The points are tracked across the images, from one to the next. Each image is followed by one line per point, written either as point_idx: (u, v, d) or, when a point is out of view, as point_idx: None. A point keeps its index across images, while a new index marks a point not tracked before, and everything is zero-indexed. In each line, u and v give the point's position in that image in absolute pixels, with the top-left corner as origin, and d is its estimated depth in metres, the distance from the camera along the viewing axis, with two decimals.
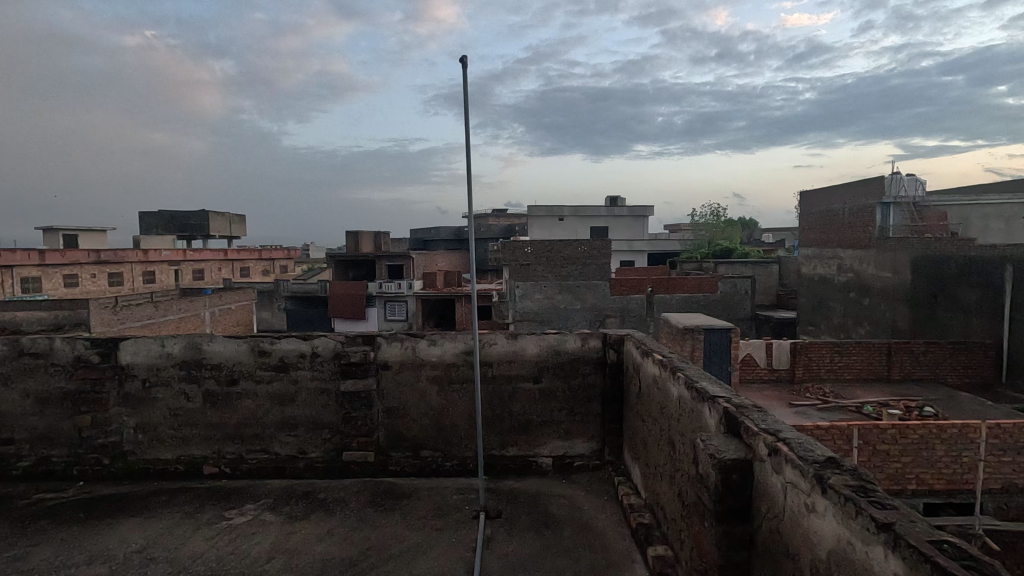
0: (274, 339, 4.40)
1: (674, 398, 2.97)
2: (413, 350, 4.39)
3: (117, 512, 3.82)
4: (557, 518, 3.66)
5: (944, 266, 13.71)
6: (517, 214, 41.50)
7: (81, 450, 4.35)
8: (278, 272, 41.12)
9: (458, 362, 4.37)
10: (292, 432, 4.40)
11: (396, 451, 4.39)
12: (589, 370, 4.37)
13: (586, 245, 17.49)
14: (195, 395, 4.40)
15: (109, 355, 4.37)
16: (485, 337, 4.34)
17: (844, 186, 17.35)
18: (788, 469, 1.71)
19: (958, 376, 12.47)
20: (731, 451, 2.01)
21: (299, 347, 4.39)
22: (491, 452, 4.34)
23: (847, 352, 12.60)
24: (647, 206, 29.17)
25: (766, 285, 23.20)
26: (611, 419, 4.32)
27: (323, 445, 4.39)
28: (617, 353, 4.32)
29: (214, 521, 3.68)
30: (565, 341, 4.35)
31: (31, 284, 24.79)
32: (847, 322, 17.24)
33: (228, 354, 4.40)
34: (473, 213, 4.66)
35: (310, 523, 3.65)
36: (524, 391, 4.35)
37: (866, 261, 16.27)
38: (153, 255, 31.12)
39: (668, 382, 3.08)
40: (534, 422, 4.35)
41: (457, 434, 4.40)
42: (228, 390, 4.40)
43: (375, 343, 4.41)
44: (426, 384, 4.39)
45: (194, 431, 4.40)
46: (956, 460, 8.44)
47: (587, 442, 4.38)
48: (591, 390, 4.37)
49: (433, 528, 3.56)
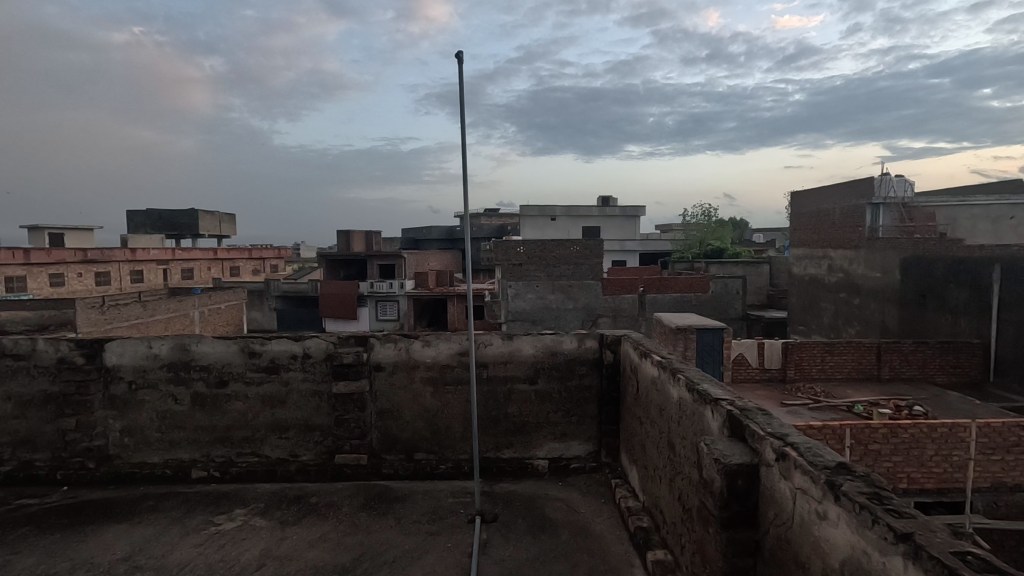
0: (264, 340, 4.31)
1: (674, 400, 2.92)
2: (407, 351, 4.32)
3: (102, 518, 3.72)
4: (554, 522, 3.61)
5: (933, 266, 13.84)
6: (510, 214, 41.41)
7: (65, 454, 4.23)
8: (268, 272, 40.72)
9: (452, 363, 4.30)
10: (282, 435, 4.31)
11: (390, 453, 4.32)
12: (585, 371, 4.32)
13: (579, 245, 17.46)
14: (183, 398, 4.31)
15: (93, 356, 4.25)
16: (480, 338, 4.28)
17: (834, 187, 17.46)
18: (796, 475, 1.67)
19: (946, 375, 12.58)
20: (737, 456, 1.97)
21: (290, 349, 4.30)
22: (487, 455, 4.28)
23: (837, 352, 12.68)
24: (640, 206, 29.21)
25: (757, 284, 23.31)
26: (608, 420, 4.28)
27: (315, 448, 4.31)
28: (614, 354, 4.27)
29: (202, 527, 3.59)
30: (562, 341, 4.30)
31: (16, 283, 24.42)
32: (837, 321, 17.34)
33: (218, 355, 4.30)
34: (467, 210, 4.60)
35: (302, 528, 3.57)
36: (519, 392, 4.29)
37: (856, 261, 16.38)
38: (140, 254, 30.73)
39: (667, 384, 3.03)
40: (529, 424, 4.30)
41: (451, 436, 4.33)
42: (217, 392, 4.31)
43: (368, 344, 4.33)
44: (421, 385, 4.32)
45: (182, 434, 4.31)
46: (946, 459, 8.50)
47: (583, 444, 4.33)
48: (587, 392, 4.33)
49: (427, 533, 3.49)
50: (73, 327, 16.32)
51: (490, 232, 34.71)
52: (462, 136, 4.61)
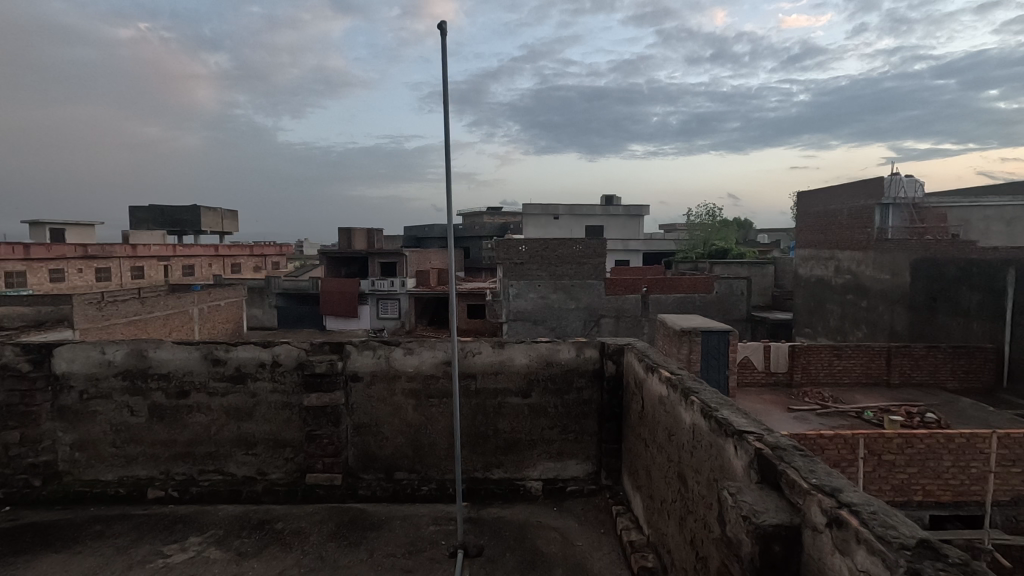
0: (229, 346, 3.90)
1: (686, 427, 2.49)
2: (387, 359, 3.91)
3: (40, 546, 3.31)
4: (546, 557, 3.19)
5: (945, 268, 13.37)
6: (512, 212, 41.00)
7: (8, 471, 3.82)
8: (269, 269, 40.38)
9: (436, 373, 3.89)
10: (249, 451, 3.92)
11: (367, 472, 3.92)
12: (584, 384, 3.90)
13: (581, 244, 17.00)
14: (140, 409, 3.91)
15: (41, 363, 3.85)
16: (467, 346, 3.87)
17: (841, 187, 16.98)
18: (859, 552, 1.25)
19: (958, 381, 12.09)
20: (772, 513, 1.54)
21: (258, 356, 3.90)
22: (474, 475, 3.88)
23: (846, 355, 12.20)
24: (643, 206, 28.77)
25: (761, 286, 22.87)
26: (609, 438, 3.84)
27: (285, 466, 3.91)
28: (616, 365, 3.84)
29: (149, 559, 3.18)
30: (557, 351, 3.88)
31: (16, 279, 24.12)
32: (844, 324, 16.87)
33: (178, 362, 3.90)
34: (451, 204, 4.18)
35: (262, 561, 3.16)
36: (512, 407, 3.88)
37: (864, 262, 15.89)
38: (141, 250, 30.47)
39: (678, 407, 2.60)
40: (521, 441, 3.88)
41: (436, 454, 3.91)
42: (177, 403, 3.91)
43: (345, 351, 3.92)
44: (402, 398, 3.91)
45: (139, 449, 3.91)
46: (964, 471, 8.05)
47: (581, 464, 3.91)
48: (586, 406, 3.90)
49: (402, 570, 3.08)
50: (69, 323, 16.03)
51: (491, 230, 34.18)
52: (448, 126, 4.18)
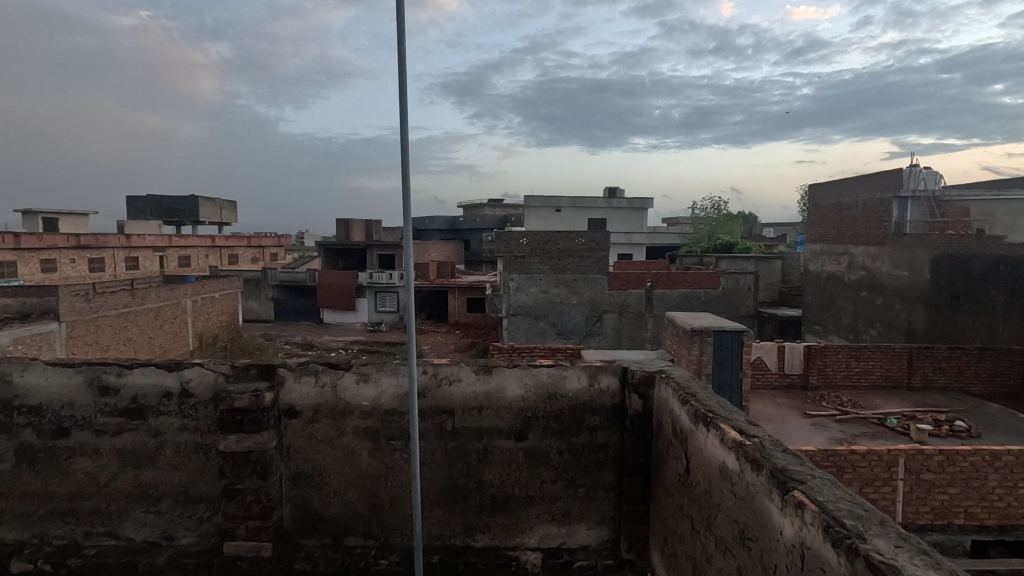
0: (122, 370, 2.90)
1: (783, 537, 1.50)
2: (333, 389, 2.92)
3: None
4: None
5: (969, 265, 12.27)
6: (512, 205, 39.96)
7: None
8: (267, 260, 39.47)
9: (399, 409, 2.90)
10: (152, 508, 2.94)
11: (309, 537, 2.95)
12: (598, 424, 2.91)
13: (585, 237, 15.95)
14: (4, 452, 2.92)
15: None
16: (442, 371, 2.88)
17: (855, 179, 15.91)
18: None
19: (983, 385, 11.03)
20: None
21: (160, 383, 2.90)
22: (451, 543, 2.89)
23: (865, 356, 11.19)
24: (648, 198, 27.76)
25: (769, 281, 21.78)
26: (632, 498, 2.83)
27: (199, 527, 2.94)
28: (642, 399, 2.83)
29: None
30: (563, 378, 2.89)
31: (6, 268, 23.17)
32: (857, 322, 15.81)
33: (54, 389, 2.91)
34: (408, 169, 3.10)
35: None
36: (500, 452, 2.89)
37: (879, 258, 14.83)
38: (136, 240, 29.47)
39: (763, 498, 1.61)
40: (514, 498, 2.91)
41: (399, 515, 2.94)
42: (54, 445, 2.92)
43: (277, 378, 2.93)
44: (353, 440, 2.92)
45: (5, 505, 2.93)
46: (1011, 492, 6.91)
47: (593, 529, 2.92)
48: (601, 453, 2.92)
49: None
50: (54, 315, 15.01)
51: (490, 223, 33.16)
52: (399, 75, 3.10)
